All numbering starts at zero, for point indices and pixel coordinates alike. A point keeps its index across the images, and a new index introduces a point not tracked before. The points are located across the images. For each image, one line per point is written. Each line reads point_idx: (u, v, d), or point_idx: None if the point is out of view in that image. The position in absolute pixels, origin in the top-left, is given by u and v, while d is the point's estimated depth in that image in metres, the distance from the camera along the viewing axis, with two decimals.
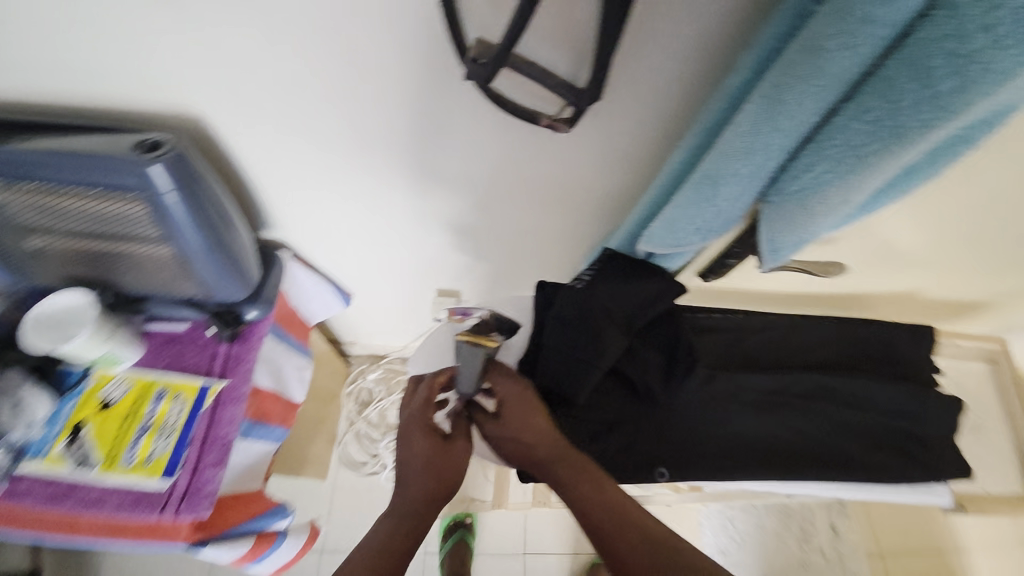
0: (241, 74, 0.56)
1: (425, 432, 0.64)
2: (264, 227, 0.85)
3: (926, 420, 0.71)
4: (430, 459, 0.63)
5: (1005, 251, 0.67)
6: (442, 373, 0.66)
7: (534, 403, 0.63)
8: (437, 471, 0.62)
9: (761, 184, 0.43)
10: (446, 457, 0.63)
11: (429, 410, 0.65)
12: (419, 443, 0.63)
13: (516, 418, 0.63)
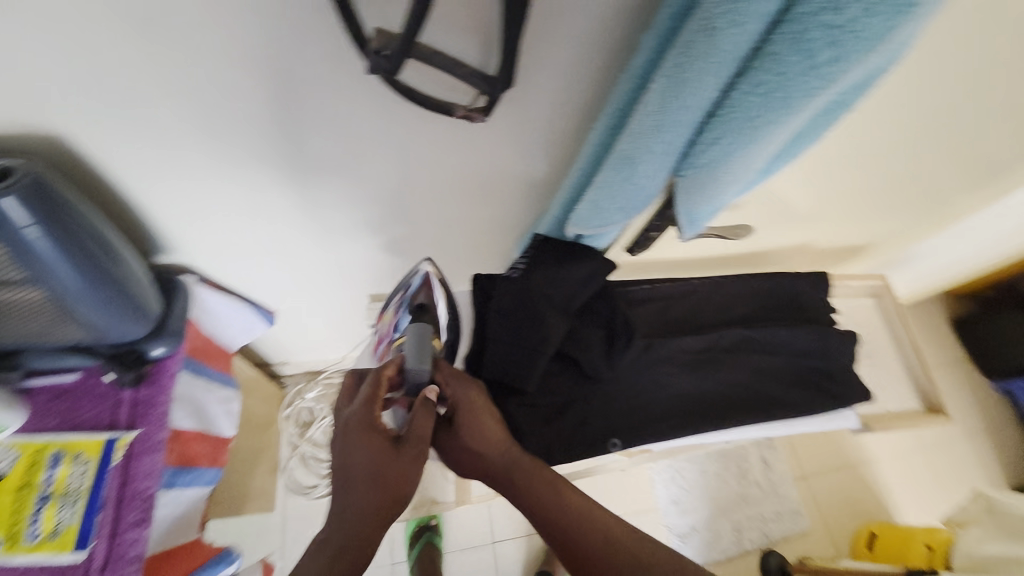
0: (99, 81, 0.48)
1: (367, 433, 0.54)
2: (158, 252, 0.75)
3: (829, 355, 0.81)
4: (374, 465, 0.52)
5: (876, 197, 0.77)
6: (389, 364, 0.58)
7: (487, 406, 0.62)
8: (382, 479, 0.52)
9: (675, 160, 0.44)
10: (394, 464, 0.53)
11: (373, 408, 0.55)
12: (360, 446, 0.53)
13: (469, 426, 0.60)
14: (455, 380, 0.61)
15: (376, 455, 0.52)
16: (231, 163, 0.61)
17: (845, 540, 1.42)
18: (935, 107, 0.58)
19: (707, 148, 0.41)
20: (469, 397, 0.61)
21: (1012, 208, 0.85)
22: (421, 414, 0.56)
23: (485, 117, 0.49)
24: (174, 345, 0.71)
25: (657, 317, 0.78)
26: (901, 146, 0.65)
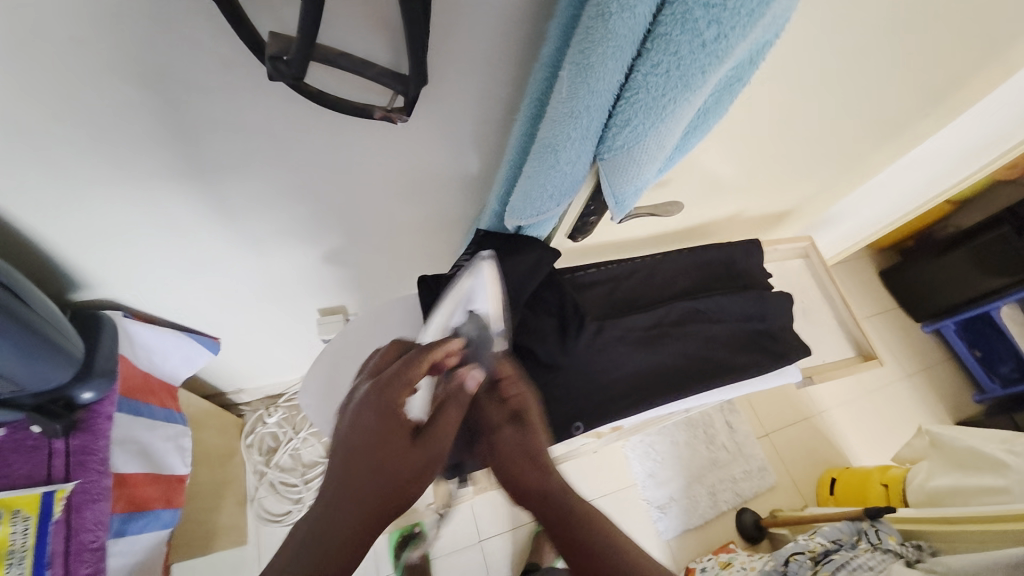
0: None
1: (384, 419, 0.43)
2: (76, 289, 0.70)
3: (769, 316, 0.85)
4: (384, 461, 0.42)
5: (792, 164, 0.82)
6: (438, 348, 0.48)
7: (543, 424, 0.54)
8: (393, 480, 0.42)
9: (595, 143, 0.45)
10: (407, 464, 0.43)
11: (399, 392, 0.44)
12: (372, 431, 0.42)
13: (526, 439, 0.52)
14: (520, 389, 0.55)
15: (390, 450, 0.42)
16: (143, 187, 0.58)
17: (809, 488, 1.51)
18: (830, 75, 0.62)
19: (621, 130, 0.42)
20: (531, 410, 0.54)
21: (913, 162, 0.93)
22: (450, 409, 0.48)
23: (405, 117, 0.49)
24: (106, 386, 0.66)
25: (604, 298, 0.80)
26: (807, 114, 0.69)
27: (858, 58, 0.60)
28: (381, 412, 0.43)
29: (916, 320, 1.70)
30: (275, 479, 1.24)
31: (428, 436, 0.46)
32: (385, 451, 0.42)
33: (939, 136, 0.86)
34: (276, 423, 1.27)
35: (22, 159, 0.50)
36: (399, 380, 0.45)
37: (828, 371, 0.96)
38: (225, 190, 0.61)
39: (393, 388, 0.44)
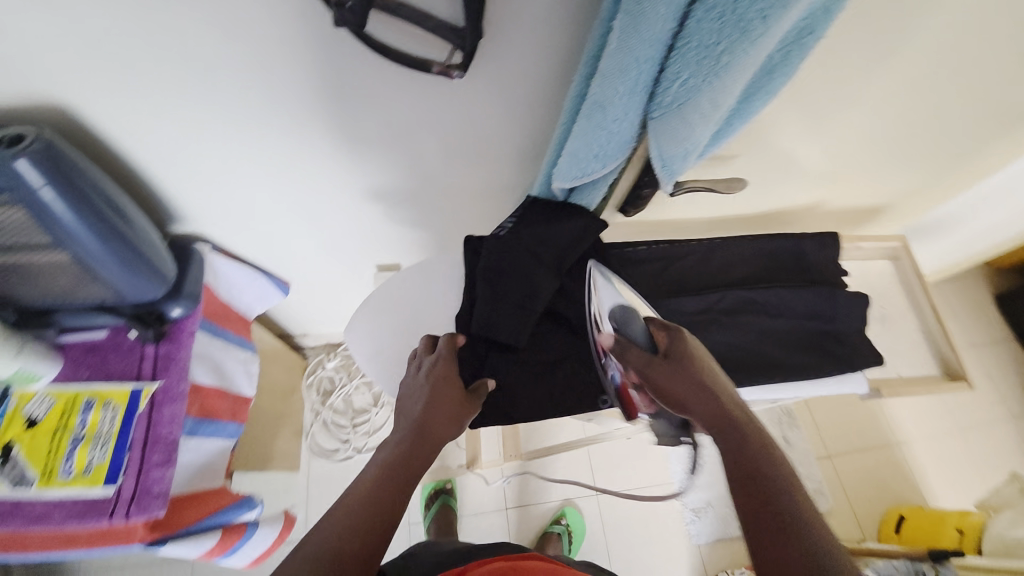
0: (103, 52, 0.52)
1: (438, 380, 0.58)
2: (174, 221, 0.81)
3: (838, 317, 0.77)
4: (434, 409, 0.56)
5: (885, 150, 0.73)
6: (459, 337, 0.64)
7: (699, 348, 0.56)
8: (438, 425, 0.55)
9: (644, 101, 0.43)
10: (451, 413, 0.57)
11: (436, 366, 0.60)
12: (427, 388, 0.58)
13: (682, 376, 0.53)
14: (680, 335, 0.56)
15: (442, 402, 0.56)
16: (229, 131, 0.65)
17: (871, 522, 1.37)
18: (936, 44, 0.55)
19: (671, 86, 0.40)
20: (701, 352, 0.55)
21: None
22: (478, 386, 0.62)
23: (462, 73, 0.53)
24: (191, 306, 0.76)
25: (652, 277, 0.78)
26: (903, 90, 0.62)
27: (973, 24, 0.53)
28: (437, 375, 0.59)
29: None
30: (328, 419, 1.36)
31: (474, 399, 0.60)
32: (439, 402, 0.57)
33: None
34: (334, 368, 1.40)
35: (133, 98, 0.58)
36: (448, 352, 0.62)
37: (899, 386, 0.85)
38: (296, 140, 0.67)
39: (444, 361, 0.60)
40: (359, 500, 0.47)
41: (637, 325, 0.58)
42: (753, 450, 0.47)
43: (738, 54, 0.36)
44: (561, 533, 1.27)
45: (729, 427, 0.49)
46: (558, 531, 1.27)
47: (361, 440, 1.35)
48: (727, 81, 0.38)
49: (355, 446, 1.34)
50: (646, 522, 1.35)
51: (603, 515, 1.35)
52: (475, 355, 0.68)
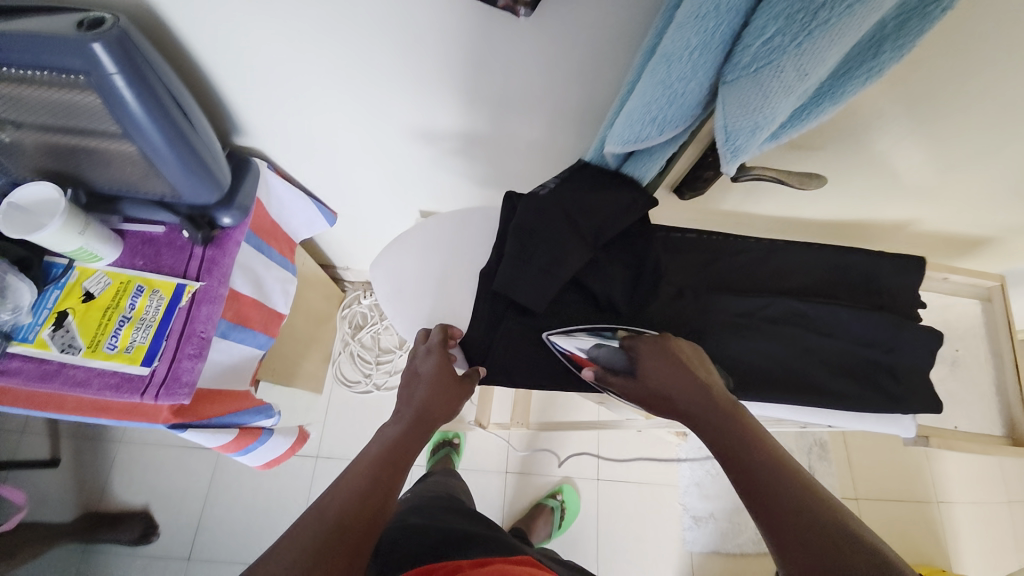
0: None
1: (437, 372, 0.61)
2: (237, 133, 0.84)
3: (899, 350, 0.69)
4: (434, 396, 0.59)
5: (1002, 172, 0.63)
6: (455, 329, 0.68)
7: (673, 347, 0.57)
8: (437, 409, 0.58)
9: (717, 62, 0.38)
10: (449, 398, 0.61)
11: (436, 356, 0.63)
12: (425, 379, 0.61)
13: (664, 367, 0.55)
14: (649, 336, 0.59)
15: (442, 390, 0.60)
16: (294, 49, 0.65)
17: None
18: None
19: (752, 45, 0.35)
20: (677, 341, 0.58)
21: None
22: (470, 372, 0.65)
23: (529, 11, 0.51)
24: (240, 217, 0.79)
25: (696, 269, 0.72)
26: None
27: None
28: (434, 368, 0.61)
29: None
30: (356, 351, 1.43)
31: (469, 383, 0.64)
32: (438, 390, 0.60)
33: None
34: (369, 305, 1.45)
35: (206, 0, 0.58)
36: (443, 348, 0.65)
37: (952, 439, 0.73)
38: (356, 67, 0.66)
39: (440, 356, 0.63)
40: (359, 474, 0.49)
41: (613, 351, 0.60)
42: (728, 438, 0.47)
43: (838, 10, 0.31)
44: (555, 507, 1.28)
45: (711, 402, 0.51)
46: (553, 506, 1.28)
47: (382, 377, 1.41)
48: (820, 42, 0.33)
49: (375, 382, 1.41)
50: (641, 516, 1.33)
51: (600, 500, 1.35)
52: (494, 311, 0.68)
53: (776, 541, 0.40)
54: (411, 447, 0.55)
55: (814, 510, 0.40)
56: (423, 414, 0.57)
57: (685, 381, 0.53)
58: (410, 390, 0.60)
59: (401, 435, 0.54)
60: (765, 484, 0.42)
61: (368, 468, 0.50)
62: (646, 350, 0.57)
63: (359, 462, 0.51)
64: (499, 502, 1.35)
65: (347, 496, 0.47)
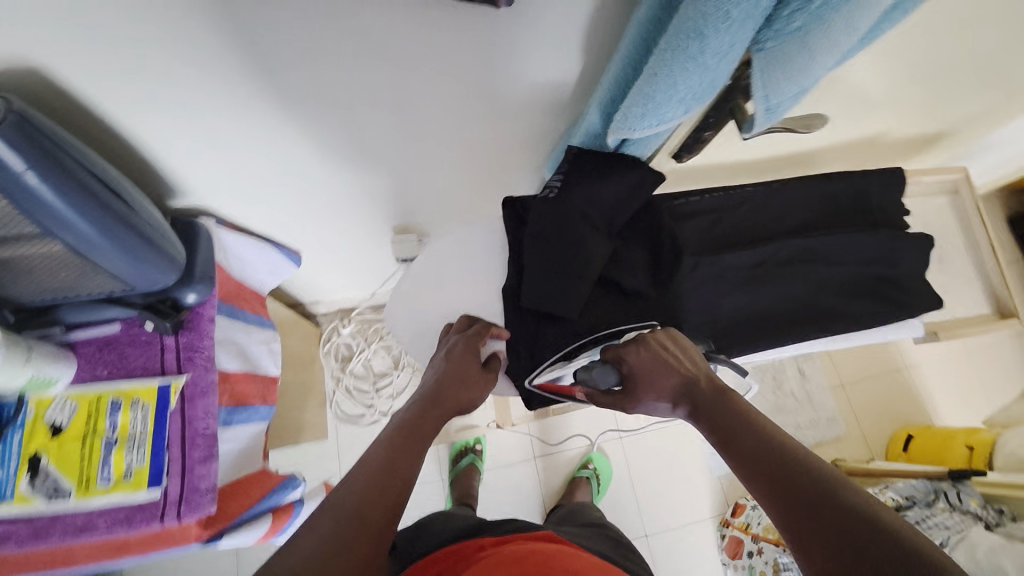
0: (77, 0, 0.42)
1: (460, 355, 0.64)
2: (173, 194, 0.72)
3: (899, 261, 0.72)
4: (454, 379, 0.62)
5: (964, 75, 0.66)
6: (496, 325, 0.69)
7: (660, 347, 0.56)
8: (451, 390, 0.60)
9: (757, 28, 0.36)
10: (469, 387, 0.63)
11: (461, 340, 0.66)
12: (448, 361, 0.64)
13: (658, 374, 0.55)
14: (631, 347, 0.57)
15: (457, 372, 0.62)
16: (231, 91, 0.55)
17: (880, 443, 1.40)
18: None
19: (806, 5, 0.33)
20: (661, 337, 0.57)
21: None
22: (494, 360, 0.67)
23: (511, 1, 0.44)
24: (207, 291, 0.69)
25: (706, 231, 0.72)
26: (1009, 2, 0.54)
27: None
28: (458, 352, 0.65)
29: None
30: (351, 385, 1.34)
31: (489, 373, 0.66)
32: (458, 373, 0.62)
33: None
34: (351, 334, 1.36)
35: (116, 58, 0.48)
36: (474, 334, 0.67)
37: (956, 329, 0.91)
38: (310, 96, 0.58)
39: (467, 339, 0.67)
40: (376, 458, 0.50)
41: (606, 372, 0.59)
42: (728, 427, 0.48)
43: None
44: (590, 476, 1.29)
45: (704, 395, 0.52)
46: (587, 475, 1.29)
47: (386, 404, 1.35)
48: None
49: (380, 410, 1.34)
50: (670, 462, 1.38)
51: (627, 457, 1.38)
52: (527, 328, 0.69)
53: (792, 526, 0.40)
54: (431, 432, 0.56)
55: (812, 485, 0.40)
56: (444, 397, 0.60)
57: (679, 380, 0.54)
58: (435, 370, 0.64)
59: (419, 419, 0.56)
60: (775, 477, 0.42)
61: (389, 451, 0.51)
62: (634, 368, 0.56)
63: (379, 442, 0.53)
64: (534, 489, 1.35)
65: (366, 475, 0.48)
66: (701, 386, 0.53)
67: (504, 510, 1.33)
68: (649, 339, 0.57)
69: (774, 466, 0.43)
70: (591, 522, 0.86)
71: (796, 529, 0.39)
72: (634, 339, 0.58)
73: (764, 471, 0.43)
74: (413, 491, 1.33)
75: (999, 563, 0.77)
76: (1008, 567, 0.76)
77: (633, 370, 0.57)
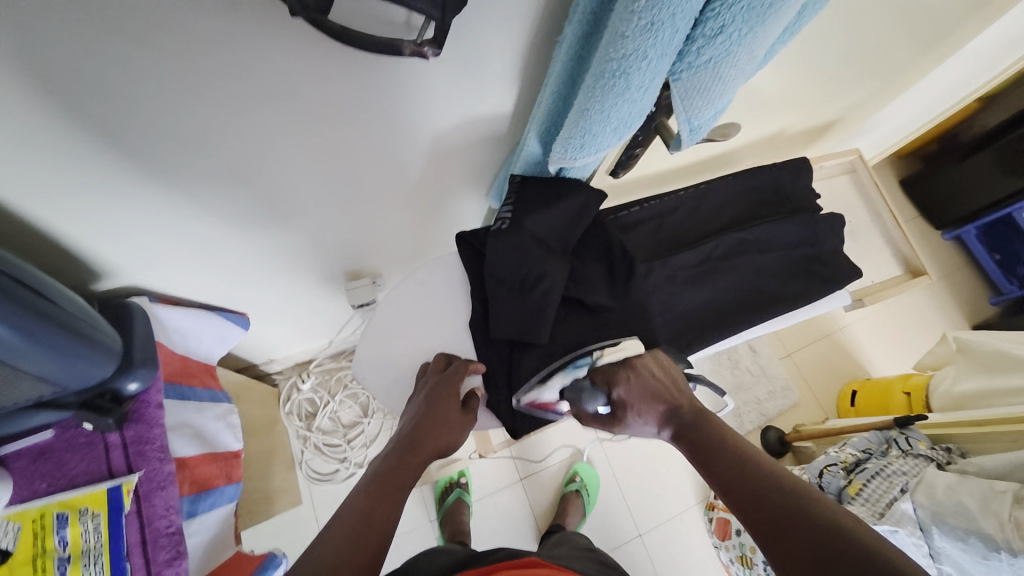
0: None
1: (439, 396, 0.63)
2: (98, 275, 0.67)
3: (821, 240, 0.80)
4: (432, 422, 0.60)
5: (840, 71, 0.75)
6: (474, 361, 0.68)
7: (648, 370, 0.60)
8: (430, 431, 0.59)
9: (671, 62, 0.39)
10: (449, 428, 0.61)
11: (438, 380, 0.66)
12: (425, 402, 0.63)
13: (647, 399, 0.59)
14: (623, 372, 0.61)
15: (435, 413, 0.61)
16: (154, 158, 0.54)
17: (831, 403, 1.51)
18: None
19: (711, 41, 0.36)
20: (650, 364, 0.61)
21: (965, 57, 0.85)
22: (474, 399, 0.66)
23: (438, 50, 0.45)
24: (149, 375, 0.64)
25: (651, 237, 0.77)
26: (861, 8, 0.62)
27: None
28: (437, 393, 0.64)
29: (936, 228, 1.64)
30: (319, 441, 1.28)
31: (469, 411, 0.65)
32: (438, 414, 0.61)
33: (1009, 22, 0.77)
34: (312, 388, 1.30)
35: (29, 139, 0.46)
36: (452, 371, 0.67)
37: (878, 292, 1.02)
38: (241, 152, 0.57)
39: (443, 378, 0.66)
40: (351, 510, 0.49)
41: (595, 396, 0.63)
42: (709, 447, 0.52)
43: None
44: (580, 489, 1.30)
45: (686, 418, 0.56)
46: (577, 488, 1.30)
47: (360, 454, 1.29)
48: (765, 29, 0.36)
49: (354, 463, 1.28)
50: (651, 458, 1.41)
51: (610, 461, 1.40)
52: (501, 357, 0.71)
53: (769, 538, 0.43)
54: (409, 476, 0.54)
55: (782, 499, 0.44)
56: (422, 438, 0.58)
57: (664, 403, 0.58)
58: (412, 414, 0.62)
59: (396, 468, 0.54)
60: (747, 488, 0.47)
61: (363, 504, 0.49)
62: (626, 395, 0.59)
63: (355, 492, 0.51)
64: (524, 512, 1.34)
65: (342, 529, 0.46)
66: (683, 407, 0.57)
67: (498, 539, 1.30)
68: (641, 362, 0.61)
69: (749, 482, 0.47)
70: (584, 546, 0.86)
71: (773, 540, 0.43)
72: (624, 365, 0.62)
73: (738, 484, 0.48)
74: (401, 540, 1.28)
75: (960, 501, 0.85)
76: (969, 503, 0.84)
77: (624, 396, 0.60)
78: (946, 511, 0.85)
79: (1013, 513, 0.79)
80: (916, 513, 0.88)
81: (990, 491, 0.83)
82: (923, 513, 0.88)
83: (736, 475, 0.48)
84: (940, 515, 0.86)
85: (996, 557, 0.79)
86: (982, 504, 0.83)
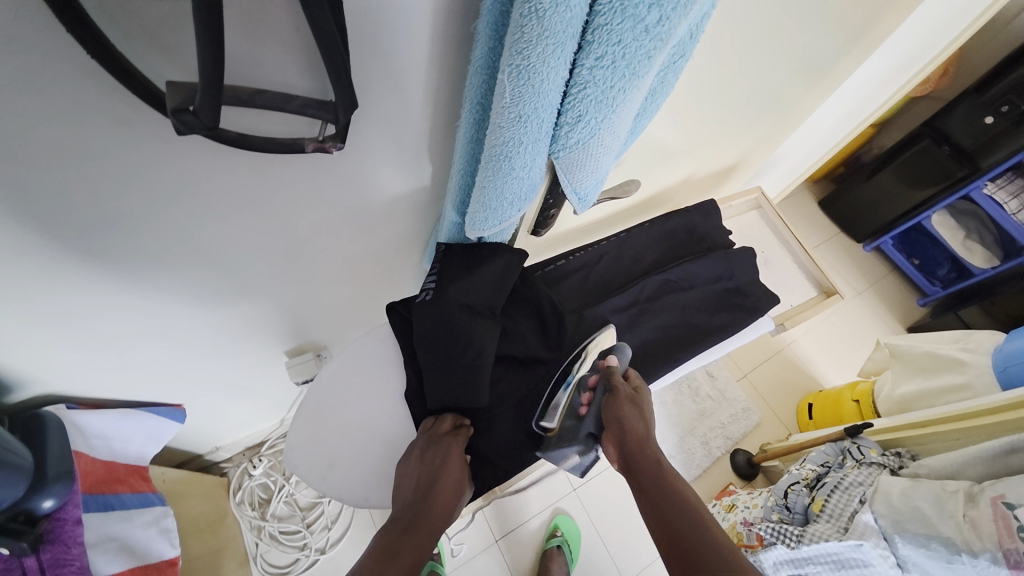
0: None
1: (443, 461, 0.63)
2: (10, 386, 0.64)
3: (739, 272, 0.85)
4: (435, 495, 0.60)
5: (728, 121, 0.85)
6: (467, 427, 0.69)
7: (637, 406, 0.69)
8: (437, 505, 0.59)
9: (548, 144, 0.43)
10: (447, 502, 0.61)
11: (445, 440, 0.65)
12: (425, 472, 0.62)
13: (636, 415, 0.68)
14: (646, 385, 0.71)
15: (445, 483, 0.61)
16: (58, 270, 0.53)
17: (791, 418, 1.56)
18: (743, 35, 0.65)
19: (574, 127, 0.41)
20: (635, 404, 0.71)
21: (837, 97, 0.97)
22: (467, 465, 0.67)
23: (341, 144, 0.47)
24: (66, 490, 0.61)
25: (580, 288, 0.81)
26: (730, 71, 0.71)
27: (763, 18, 0.63)
28: (439, 457, 0.63)
29: (856, 241, 1.79)
30: (275, 530, 1.19)
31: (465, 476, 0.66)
32: (439, 486, 0.61)
33: (864, 68, 0.90)
34: (264, 473, 1.22)
35: None
36: (449, 436, 0.66)
37: (798, 314, 1.10)
38: (153, 253, 0.58)
39: (444, 438, 0.65)
40: None
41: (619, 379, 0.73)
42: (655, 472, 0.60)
43: (628, 90, 0.38)
44: (561, 544, 1.26)
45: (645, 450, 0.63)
46: (558, 543, 1.26)
47: (321, 538, 1.21)
48: (618, 114, 0.41)
49: (316, 547, 1.19)
50: (627, 500, 1.39)
51: (586, 508, 1.37)
52: None
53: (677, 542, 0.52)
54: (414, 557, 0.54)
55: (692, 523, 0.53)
56: (427, 514, 0.58)
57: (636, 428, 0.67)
58: (415, 477, 0.62)
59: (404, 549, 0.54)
60: (679, 501, 0.55)
61: None
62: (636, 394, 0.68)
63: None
64: None
65: None
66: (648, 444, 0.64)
67: None
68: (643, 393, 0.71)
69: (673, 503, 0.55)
70: None
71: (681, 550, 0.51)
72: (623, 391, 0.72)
73: (680, 500, 0.55)
74: None
75: (916, 506, 0.87)
76: (924, 507, 0.87)
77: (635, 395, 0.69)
78: (905, 518, 0.88)
79: (968, 513, 0.82)
80: (879, 524, 0.90)
81: (943, 492, 0.87)
82: (884, 523, 0.89)
83: (669, 488, 0.57)
84: (901, 523, 0.88)
85: (960, 560, 0.80)
86: (937, 507, 0.86)
